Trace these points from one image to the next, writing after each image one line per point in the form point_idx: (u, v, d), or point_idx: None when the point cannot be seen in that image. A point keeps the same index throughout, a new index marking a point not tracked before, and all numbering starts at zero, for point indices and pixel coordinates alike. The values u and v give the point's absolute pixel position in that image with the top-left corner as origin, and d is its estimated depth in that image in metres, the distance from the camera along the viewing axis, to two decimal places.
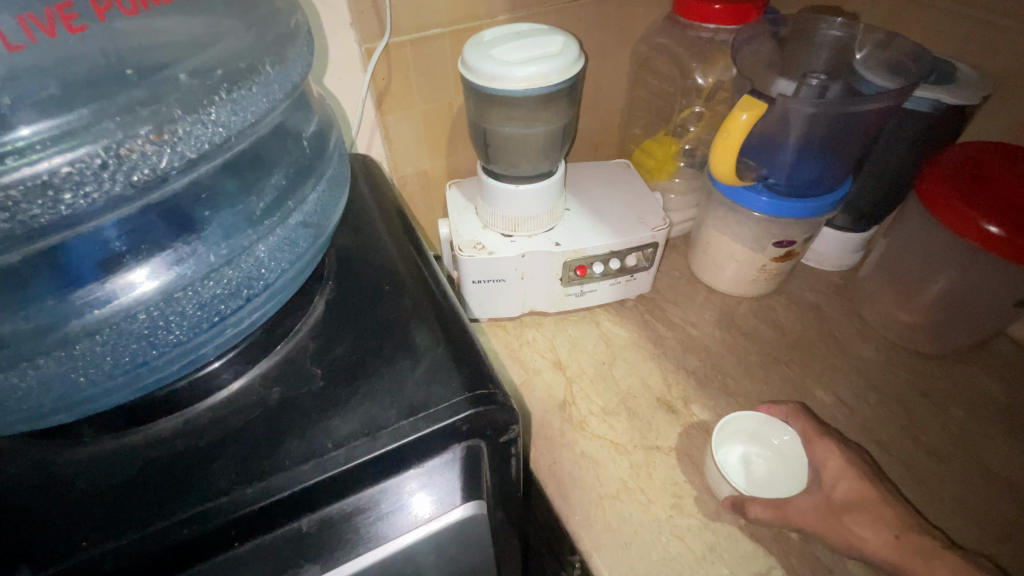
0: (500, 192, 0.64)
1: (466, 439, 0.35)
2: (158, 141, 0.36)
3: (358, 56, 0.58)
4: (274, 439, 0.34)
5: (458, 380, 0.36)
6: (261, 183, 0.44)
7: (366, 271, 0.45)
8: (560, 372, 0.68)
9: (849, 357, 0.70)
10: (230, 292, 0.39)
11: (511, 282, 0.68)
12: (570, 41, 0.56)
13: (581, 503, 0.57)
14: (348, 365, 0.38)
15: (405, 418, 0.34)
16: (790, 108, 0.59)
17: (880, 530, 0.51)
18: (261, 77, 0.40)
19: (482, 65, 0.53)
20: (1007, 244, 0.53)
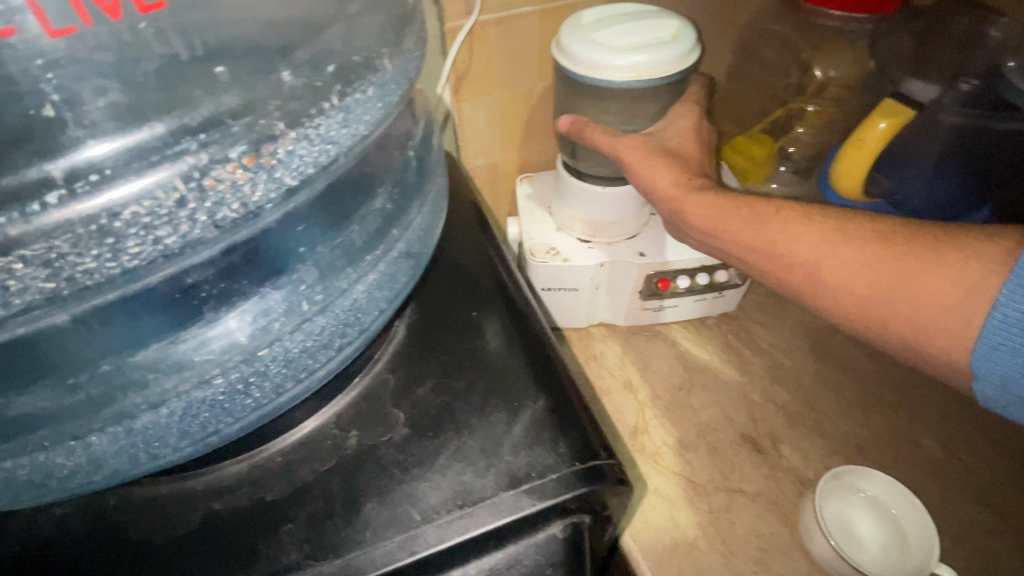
0: (583, 193, 0.57)
1: (569, 516, 0.31)
2: (252, 166, 0.31)
3: (440, 35, 0.52)
4: (350, 502, 0.31)
5: (569, 447, 0.33)
6: (364, 209, 0.39)
7: (447, 291, 0.42)
8: (631, 395, 0.62)
9: (965, 404, 0.61)
10: (321, 344, 0.36)
11: (584, 292, 0.63)
12: (683, 25, 0.48)
13: (653, 547, 0.51)
14: (433, 412, 0.35)
15: (507, 489, 0.31)
16: (939, 121, 0.53)
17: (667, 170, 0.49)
18: (379, 75, 0.34)
19: (585, 49, 0.46)
20: None
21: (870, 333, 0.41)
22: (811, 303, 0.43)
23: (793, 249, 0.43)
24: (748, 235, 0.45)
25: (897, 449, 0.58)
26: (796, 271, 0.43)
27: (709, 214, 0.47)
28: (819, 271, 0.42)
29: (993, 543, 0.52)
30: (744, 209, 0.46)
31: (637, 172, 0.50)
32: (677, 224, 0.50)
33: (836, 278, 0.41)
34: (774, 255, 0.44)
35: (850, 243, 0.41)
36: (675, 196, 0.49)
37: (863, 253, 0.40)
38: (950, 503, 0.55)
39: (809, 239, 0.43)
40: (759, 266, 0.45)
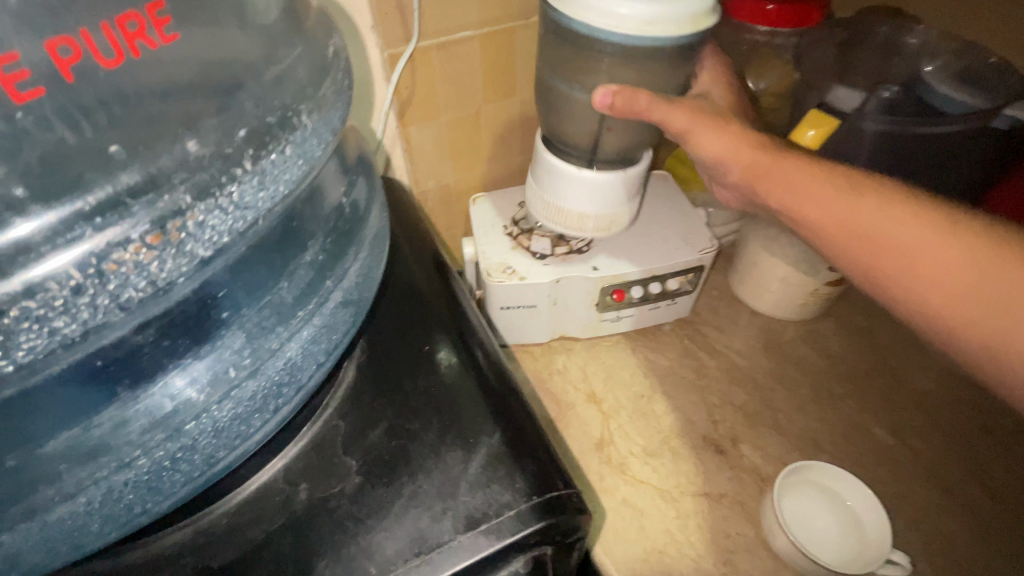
0: (602, 183, 0.51)
1: (530, 550, 0.32)
2: (159, 242, 0.30)
3: (381, 61, 0.52)
4: (304, 561, 0.31)
5: (523, 481, 0.33)
6: (295, 261, 0.38)
7: (396, 327, 0.42)
8: (595, 407, 0.63)
9: (905, 390, 0.65)
10: (254, 409, 0.35)
11: (543, 308, 0.63)
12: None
13: (624, 557, 0.52)
14: (385, 456, 0.34)
15: (464, 532, 0.31)
16: (862, 128, 0.56)
17: (725, 141, 0.46)
18: (297, 132, 0.34)
19: (639, 1, 0.38)
20: None
21: (957, 340, 0.38)
22: (895, 296, 0.40)
23: (888, 235, 0.40)
24: (833, 213, 0.42)
25: (849, 440, 0.61)
26: (888, 248, 0.40)
27: (796, 183, 0.43)
28: (913, 259, 0.39)
29: (941, 524, 0.55)
30: (832, 183, 0.42)
31: (699, 140, 0.47)
32: (754, 197, 0.47)
33: (929, 270, 0.38)
34: (861, 229, 0.41)
35: (959, 237, 0.37)
36: (738, 167, 0.47)
37: (970, 252, 0.37)
38: (896, 487, 0.58)
39: (907, 227, 0.39)
40: (844, 245, 0.42)
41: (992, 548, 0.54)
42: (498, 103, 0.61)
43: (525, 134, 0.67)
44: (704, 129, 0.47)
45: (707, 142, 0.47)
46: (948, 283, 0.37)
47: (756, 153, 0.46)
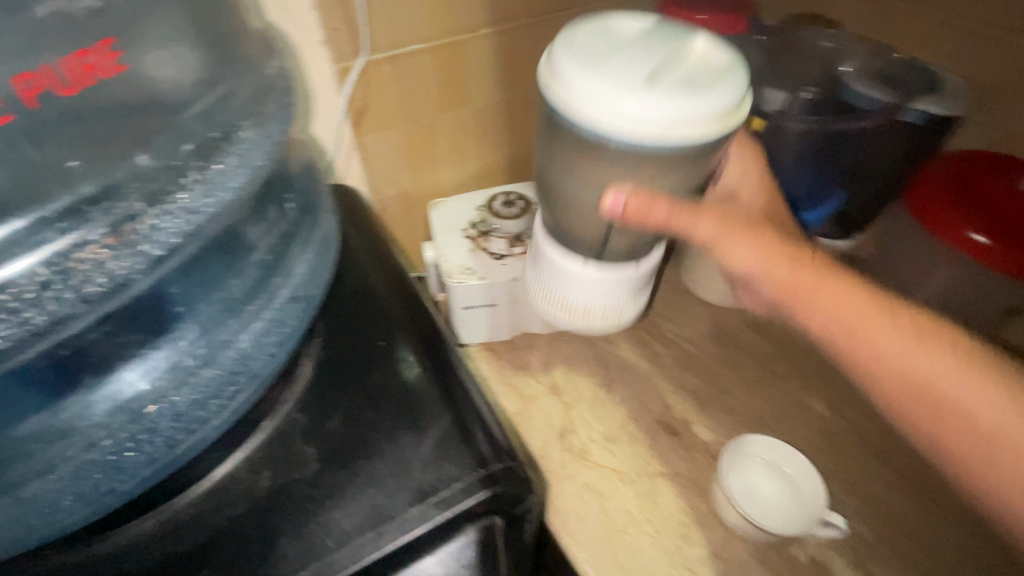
0: (608, 283, 0.51)
1: (478, 519, 0.34)
2: (115, 245, 0.33)
3: (332, 74, 0.54)
4: (266, 543, 0.33)
5: (471, 457, 0.36)
6: (244, 260, 0.41)
7: (353, 324, 0.44)
8: (557, 398, 0.66)
9: None
10: (210, 395, 0.38)
11: (503, 306, 0.66)
12: (711, 39, 0.42)
13: (587, 539, 0.55)
14: (342, 442, 0.37)
15: (416, 504, 0.34)
16: (786, 128, 0.61)
17: (763, 252, 0.44)
18: (240, 146, 0.36)
19: (654, 106, 0.37)
20: (994, 253, 0.55)
21: (986, 490, 0.38)
22: (928, 436, 0.40)
23: (932, 380, 0.40)
24: (873, 345, 0.41)
25: (791, 416, 0.64)
26: (968, 428, 0.38)
27: (857, 321, 0.42)
28: (954, 402, 0.39)
29: (875, 487, 0.59)
30: (873, 314, 0.42)
31: (730, 252, 0.44)
32: (784, 314, 0.46)
33: (969, 419, 0.38)
34: (943, 402, 0.39)
35: (995, 387, 0.38)
36: (776, 284, 0.44)
37: (1011, 407, 0.37)
38: (835, 459, 0.61)
39: (944, 372, 0.39)
40: (882, 381, 0.41)
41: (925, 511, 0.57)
42: (451, 112, 0.64)
43: (480, 140, 0.70)
44: (738, 235, 0.44)
45: (743, 254, 0.44)
46: (992, 436, 0.38)
47: (797, 268, 0.44)
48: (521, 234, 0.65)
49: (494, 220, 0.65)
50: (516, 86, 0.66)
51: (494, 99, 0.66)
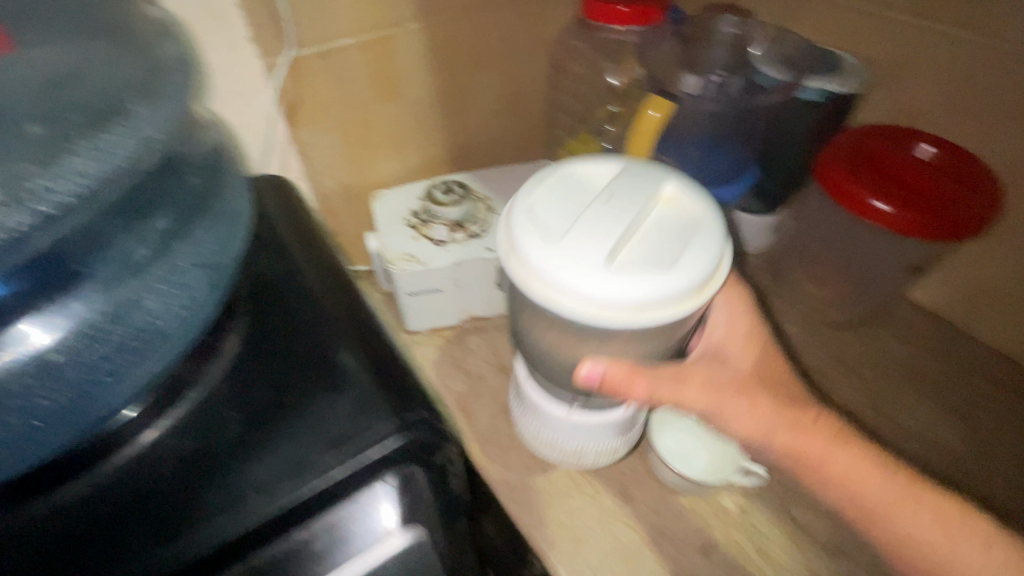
0: (596, 425, 0.56)
1: (396, 465, 0.36)
2: (9, 202, 0.34)
3: (260, 71, 0.56)
4: (190, 496, 0.34)
5: (385, 407, 0.37)
6: (145, 224, 0.43)
7: (275, 299, 0.45)
8: (505, 376, 0.69)
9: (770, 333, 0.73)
10: (118, 348, 0.40)
11: (448, 292, 0.68)
12: (676, 201, 0.44)
13: (532, 505, 0.59)
14: (264, 405, 0.38)
15: (331, 451, 0.35)
16: (698, 110, 0.66)
17: (754, 420, 0.47)
18: (133, 116, 0.38)
19: (618, 287, 0.38)
20: (892, 218, 0.59)
21: None
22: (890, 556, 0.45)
23: (901, 528, 0.44)
24: (850, 497, 0.45)
25: None
26: (919, 552, 0.44)
27: (857, 490, 0.45)
28: (908, 532, 0.44)
29: None
30: (878, 511, 0.45)
31: (725, 417, 0.47)
32: (780, 464, 0.48)
33: (922, 545, 0.44)
34: (875, 516, 0.45)
35: (946, 521, 0.44)
36: (769, 446, 0.47)
37: (956, 532, 0.44)
38: None
39: (904, 510, 0.45)
40: (852, 515, 0.46)
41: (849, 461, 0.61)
42: (385, 105, 0.66)
43: (418, 133, 0.72)
44: (737, 398, 0.47)
45: (735, 411, 0.47)
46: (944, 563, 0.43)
47: (794, 436, 0.46)
48: (461, 221, 0.67)
49: (435, 209, 0.67)
50: (449, 80, 0.69)
51: (427, 93, 0.69)
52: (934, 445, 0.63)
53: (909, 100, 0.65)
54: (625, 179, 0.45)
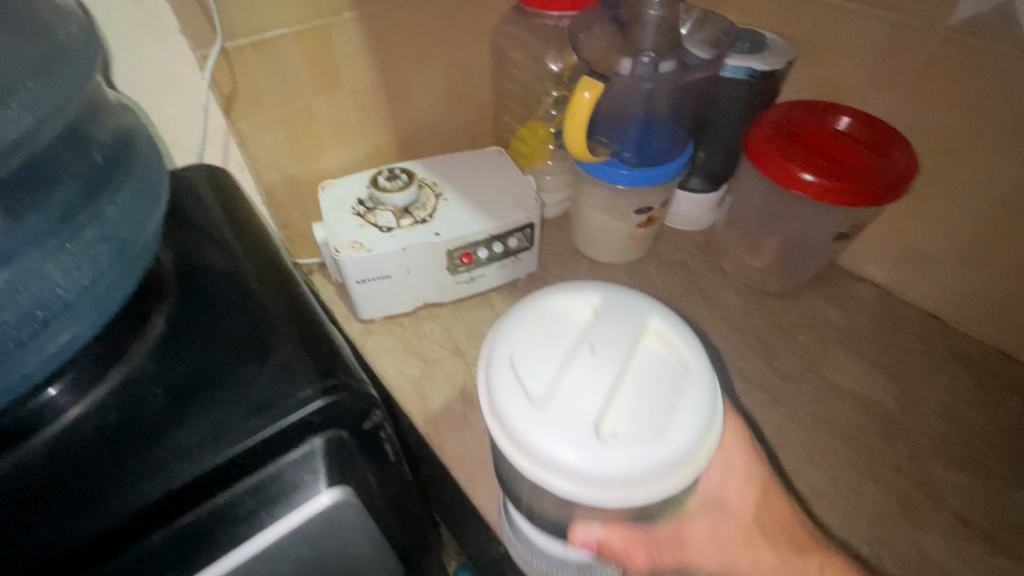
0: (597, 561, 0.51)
1: (324, 431, 0.37)
2: None
3: (194, 61, 0.56)
4: (111, 467, 0.34)
5: (311, 374, 0.38)
6: (45, 199, 0.41)
7: (202, 282, 0.45)
8: (458, 359, 0.71)
9: (713, 305, 0.76)
10: (20, 317, 0.39)
11: (397, 277, 0.69)
12: (664, 343, 0.44)
13: (485, 479, 0.60)
14: (186, 378, 0.39)
15: (252, 418, 0.36)
16: (633, 88, 0.68)
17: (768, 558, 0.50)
18: (21, 92, 0.37)
19: (610, 462, 0.38)
20: (817, 188, 0.62)
21: None
22: None
23: None
24: None
25: None
26: None
27: None
28: None
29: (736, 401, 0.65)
30: None
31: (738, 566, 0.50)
32: None
33: None
34: None
35: None
36: None
37: None
38: None
39: None
40: None
41: (789, 419, 0.63)
42: (328, 95, 0.67)
43: (364, 123, 0.73)
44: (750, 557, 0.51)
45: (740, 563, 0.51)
46: None
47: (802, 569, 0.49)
48: (409, 207, 0.68)
49: (380, 196, 0.68)
50: (391, 67, 0.70)
51: (371, 80, 0.69)
52: (872, 402, 0.65)
53: (831, 76, 0.69)
54: (608, 318, 0.45)
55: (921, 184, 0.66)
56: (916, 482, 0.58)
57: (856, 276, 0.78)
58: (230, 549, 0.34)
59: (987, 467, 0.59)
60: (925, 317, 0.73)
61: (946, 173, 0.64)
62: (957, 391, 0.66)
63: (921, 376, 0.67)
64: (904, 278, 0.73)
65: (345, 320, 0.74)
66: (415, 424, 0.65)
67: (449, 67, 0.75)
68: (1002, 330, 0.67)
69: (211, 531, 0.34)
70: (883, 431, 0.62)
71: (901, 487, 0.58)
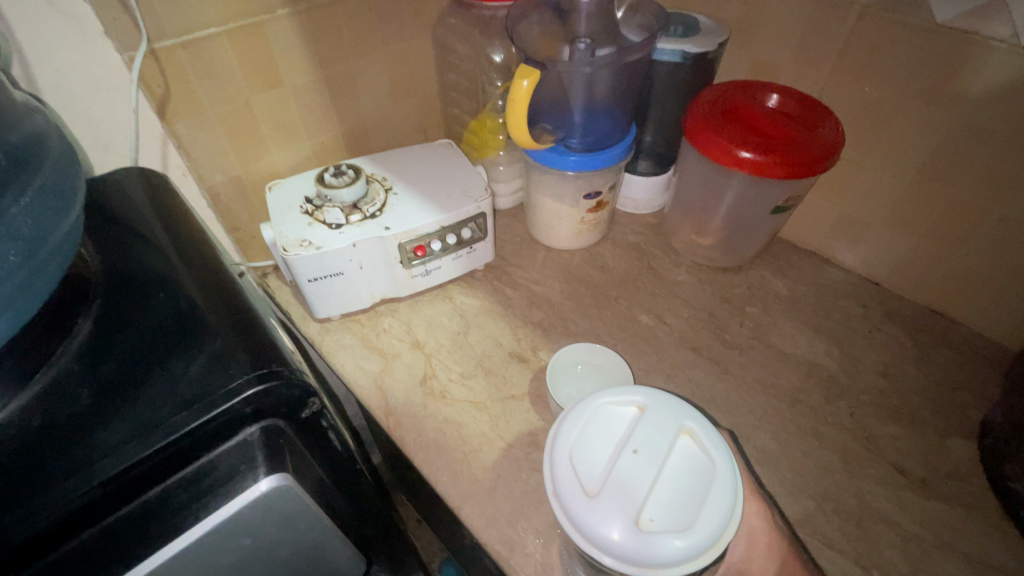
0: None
1: (259, 420, 0.38)
2: None
3: (121, 64, 0.55)
4: (33, 469, 0.34)
5: (245, 364, 0.39)
6: None
7: (131, 284, 0.45)
8: (418, 351, 0.71)
9: (666, 284, 0.78)
10: None
11: (350, 274, 0.68)
12: (699, 439, 0.44)
13: (447, 466, 0.60)
14: (114, 377, 0.39)
15: (180, 411, 0.36)
16: (571, 75, 0.68)
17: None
18: None
19: (639, 553, 0.39)
20: (755, 163, 0.64)
21: None
22: None
23: None
24: None
25: (622, 328, 0.73)
26: None
27: None
28: None
29: (688, 373, 0.67)
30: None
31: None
32: None
33: None
34: None
35: None
36: None
37: None
38: (655, 353, 0.70)
39: None
40: None
41: (739, 387, 0.66)
42: (268, 93, 0.66)
43: (308, 120, 0.72)
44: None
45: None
46: None
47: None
48: (357, 203, 0.68)
49: (327, 193, 0.67)
50: (332, 63, 0.70)
51: (312, 77, 0.69)
52: (815, 364, 0.68)
53: (761, 55, 0.72)
54: (650, 416, 0.45)
55: (849, 155, 0.70)
56: (856, 437, 0.61)
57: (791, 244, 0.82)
58: (167, 542, 0.35)
59: (921, 418, 0.63)
60: (862, 282, 0.77)
61: (871, 144, 0.67)
62: (893, 349, 0.69)
63: (861, 338, 0.70)
64: (841, 246, 0.77)
65: (302, 320, 0.74)
66: (376, 418, 0.65)
67: (393, 61, 0.75)
68: (931, 289, 0.71)
69: (143, 524, 0.35)
70: (826, 393, 0.65)
71: (843, 443, 0.61)
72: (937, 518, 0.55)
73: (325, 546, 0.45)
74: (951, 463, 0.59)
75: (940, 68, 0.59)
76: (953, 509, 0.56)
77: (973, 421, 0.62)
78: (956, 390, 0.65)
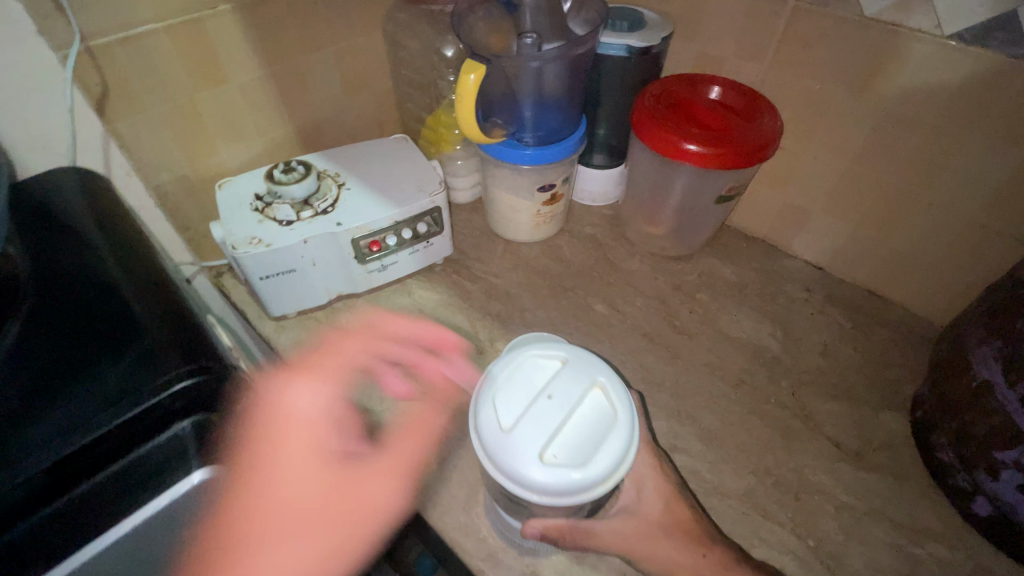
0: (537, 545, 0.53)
1: (187, 414, 0.39)
2: None
3: (55, 63, 0.54)
4: None
5: (176, 359, 0.39)
6: None
7: (66, 284, 0.45)
8: (376, 346, 0.72)
9: (620, 273, 0.80)
10: None
11: (303, 271, 0.68)
12: (611, 390, 0.46)
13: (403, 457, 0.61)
14: (43, 378, 0.38)
15: (110, 406, 0.37)
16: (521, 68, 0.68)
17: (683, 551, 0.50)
18: None
19: (539, 481, 0.41)
20: (699, 155, 0.65)
21: None
22: None
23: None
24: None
25: (578, 317, 0.74)
26: None
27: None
28: None
29: (640, 359, 0.69)
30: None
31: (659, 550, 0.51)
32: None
33: None
34: None
35: None
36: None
37: None
38: (607, 340, 0.71)
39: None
40: None
41: (688, 371, 0.68)
42: (212, 90, 0.65)
43: (256, 117, 0.72)
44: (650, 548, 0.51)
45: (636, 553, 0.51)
46: None
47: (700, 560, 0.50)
48: (308, 199, 0.68)
49: (277, 189, 0.67)
50: (279, 58, 0.69)
51: (258, 73, 0.68)
52: (760, 346, 0.71)
53: (705, 49, 0.74)
54: (569, 366, 0.47)
55: (789, 145, 0.72)
56: (797, 414, 0.64)
57: (741, 232, 0.85)
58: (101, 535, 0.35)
59: (857, 394, 0.66)
60: (806, 266, 0.80)
61: (808, 133, 0.70)
62: (833, 330, 0.72)
63: (803, 321, 0.74)
64: (786, 232, 0.80)
65: (258, 319, 0.74)
66: None
67: (342, 57, 0.75)
68: (868, 271, 0.75)
69: (73, 519, 0.35)
70: (769, 373, 0.68)
71: (784, 421, 0.64)
72: (869, 488, 0.59)
73: (271, 535, 0.46)
74: (884, 436, 0.63)
75: (867, 61, 0.61)
76: (883, 478, 0.59)
77: (905, 395, 0.66)
78: (889, 366, 0.69)
